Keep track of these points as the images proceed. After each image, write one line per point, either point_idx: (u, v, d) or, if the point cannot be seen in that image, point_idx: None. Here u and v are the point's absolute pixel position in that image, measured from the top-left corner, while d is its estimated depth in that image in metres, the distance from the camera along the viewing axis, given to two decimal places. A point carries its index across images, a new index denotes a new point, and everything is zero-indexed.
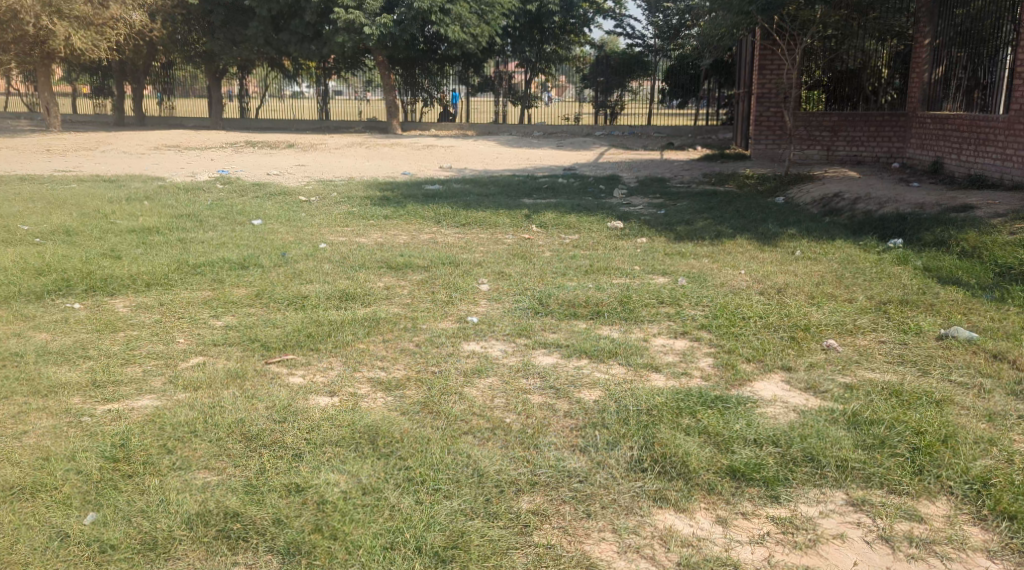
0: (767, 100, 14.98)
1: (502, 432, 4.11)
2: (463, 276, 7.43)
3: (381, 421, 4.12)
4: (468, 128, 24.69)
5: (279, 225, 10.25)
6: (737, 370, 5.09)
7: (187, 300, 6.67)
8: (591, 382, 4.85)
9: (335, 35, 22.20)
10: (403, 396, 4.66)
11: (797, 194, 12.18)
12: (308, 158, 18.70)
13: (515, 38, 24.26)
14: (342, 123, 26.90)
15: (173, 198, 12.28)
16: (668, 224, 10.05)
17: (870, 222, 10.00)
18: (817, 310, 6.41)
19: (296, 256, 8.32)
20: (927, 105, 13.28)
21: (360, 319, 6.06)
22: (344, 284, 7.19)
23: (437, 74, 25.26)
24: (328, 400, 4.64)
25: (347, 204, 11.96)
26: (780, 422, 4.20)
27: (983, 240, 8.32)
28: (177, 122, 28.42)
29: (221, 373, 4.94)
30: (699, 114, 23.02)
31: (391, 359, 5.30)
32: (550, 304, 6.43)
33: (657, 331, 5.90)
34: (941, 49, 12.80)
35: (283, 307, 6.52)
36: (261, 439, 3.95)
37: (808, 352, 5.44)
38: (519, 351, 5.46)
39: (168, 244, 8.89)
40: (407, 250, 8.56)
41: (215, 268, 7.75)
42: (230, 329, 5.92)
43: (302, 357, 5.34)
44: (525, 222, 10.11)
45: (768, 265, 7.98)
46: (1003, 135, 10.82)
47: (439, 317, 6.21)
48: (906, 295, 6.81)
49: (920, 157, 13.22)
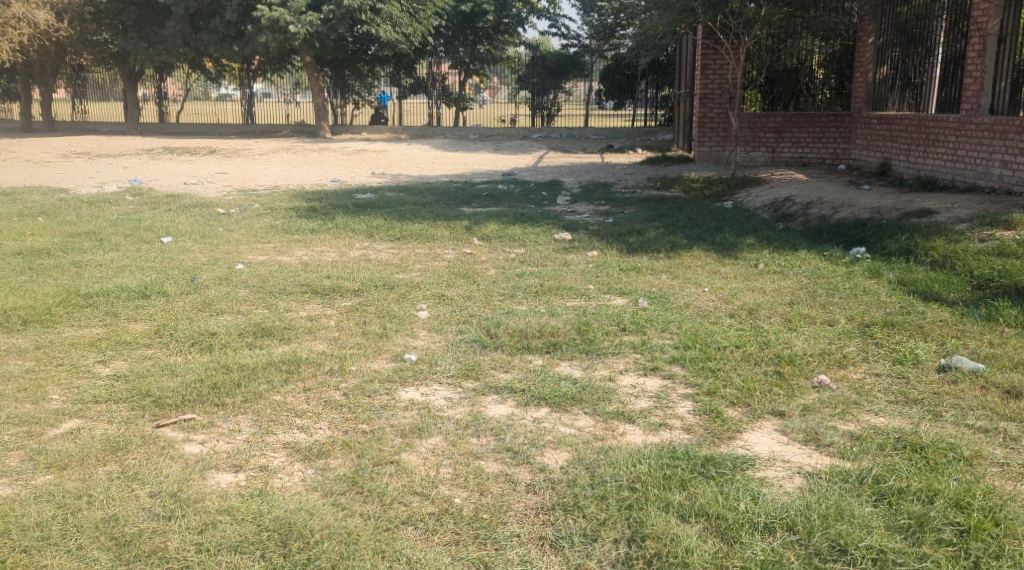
0: (711, 101, 14.35)
1: (451, 520, 3.37)
2: (399, 302, 6.56)
3: (298, 512, 3.38)
4: (400, 130, 23.69)
5: (193, 243, 9.20)
6: (724, 419, 4.32)
7: (71, 342, 5.68)
8: (555, 440, 4.03)
9: (257, 34, 20.92)
10: (325, 469, 3.80)
11: (747, 198, 11.58)
12: (230, 165, 17.56)
13: (448, 39, 23.38)
14: (267, 126, 25.68)
15: (73, 213, 11.12)
16: (618, 234, 9.30)
17: (828, 229, 9.39)
18: (798, 337, 5.68)
19: (207, 280, 7.35)
20: (873, 105, 12.79)
21: (277, 361, 5.14)
22: (261, 315, 6.27)
23: (367, 74, 24.18)
24: (233, 477, 3.76)
25: (270, 216, 10.96)
26: (788, 496, 3.48)
27: (954, 249, 7.74)
28: (89, 127, 26.90)
29: (97, 444, 4.06)
30: (636, 115, 22.47)
31: (314, 416, 4.41)
32: (498, 335, 5.59)
33: (623, 368, 5.10)
34: (885, 48, 12.29)
35: (185, 347, 5.58)
36: (137, 547, 3.22)
37: (800, 393, 4.71)
38: (466, 399, 4.61)
39: (60, 268, 7.85)
40: (336, 271, 7.61)
41: (110, 298, 6.73)
42: (116, 380, 4.97)
43: (203, 417, 4.42)
44: (465, 235, 9.28)
45: (731, 281, 7.26)
46: (954, 136, 10.32)
47: (372, 356, 5.32)
48: (890, 316, 6.13)
49: (867, 159, 12.74)
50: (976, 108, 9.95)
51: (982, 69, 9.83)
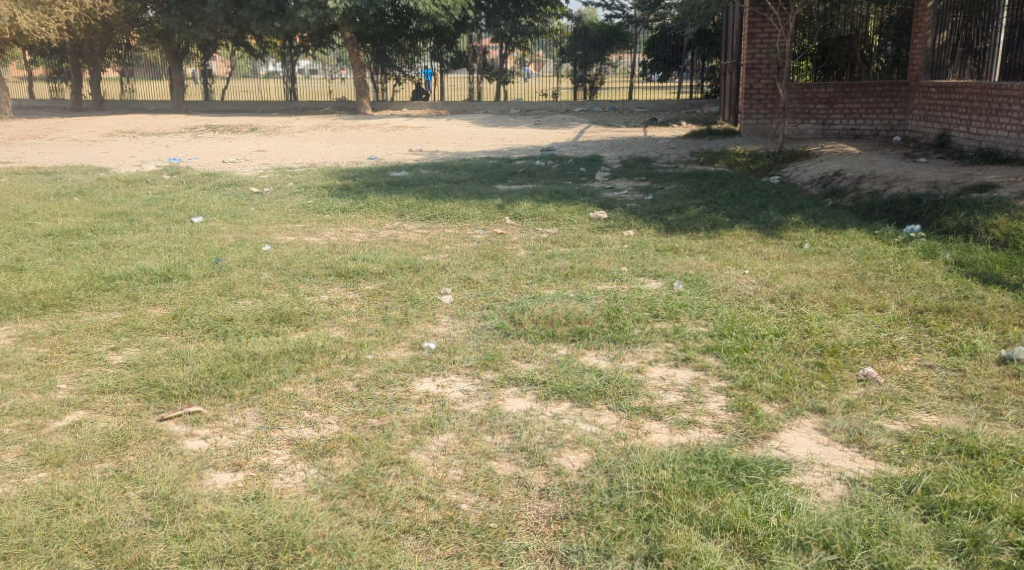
0: (759, 71, 13.79)
1: (455, 531, 3.16)
2: (423, 286, 6.32)
3: (292, 520, 3.20)
4: (441, 106, 23.40)
5: (222, 223, 9.06)
6: (759, 416, 4.01)
7: (86, 327, 5.53)
8: (574, 439, 3.76)
9: (297, 11, 20.71)
10: (328, 470, 3.57)
11: (794, 173, 11.12)
12: (270, 142, 17.47)
13: (489, 12, 22.86)
14: (309, 103, 25.58)
15: (108, 193, 11.06)
16: (657, 212, 8.95)
17: (879, 205, 8.92)
18: (843, 324, 5.31)
19: (231, 262, 7.18)
20: (930, 73, 12.18)
21: (291, 349, 4.91)
22: (281, 300, 6.07)
23: (409, 50, 23.91)
24: (231, 478, 3.56)
25: (303, 195, 10.77)
26: (824, 509, 3.20)
27: (1017, 226, 7.26)
28: (136, 106, 27.08)
29: (95, 439, 3.88)
30: (682, 87, 21.98)
31: (322, 410, 4.18)
32: (523, 322, 5.32)
33: (652, 359, 4.79)
34: (945, 13, 11.66)
35: (200, 333, 5.40)
36: (118, 557, 3.06)
37: (844, 386, 4.37)
38: (485, 392, 4.35)
39: (87, 250, 7.74)
40: (363, 253, 7.37)
41: (131, 282, 6.59)
42: (126, 369, 4.79)
43: (208, 410, 4.21)
44: (497, 214, 9.01)
45: (773, 263, 6.89)
46: (1018, 105, 9.74)
47: (390, 344, 5.08)
48: (946, 301, 5.73)
49: (925, 130, 12.15)
50: None
51: None
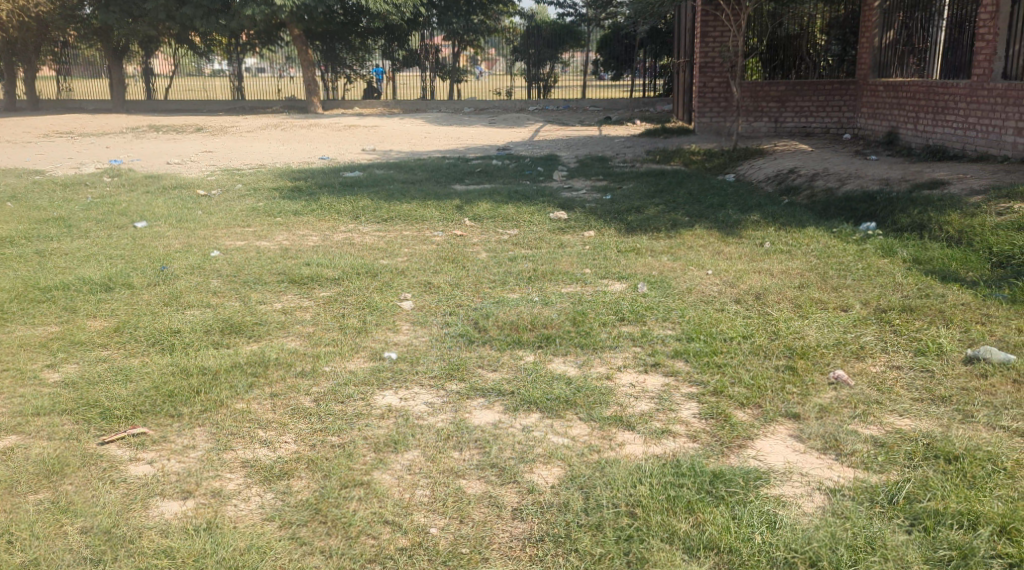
0: (712, 69, 13.77)
1: (424, 558, 3.01)
2: (381, 292, 6.11)
3: (247, 554, 3.03)
4: (392, 104, 23.09)
5: (167, 228, 8.73)
6: (733, 424, 3.90)
7: (20, 343, 5.24)
8: (545, 453, 3.60)
9: (242, 9, 20.28)
10: (286, 494, 3.37)
11: (750, 171, 11.11)
12: (216, 143, 17.07)
13: (441, 10, 22.56)
14: (257, 102, 25.09)
15: (45, 197, 10.65)
16: (616, 212, 8.85)
17: (835, 203, 8.92)
18: (809, 325, 5.22)
19: (177, 270, 6.90)
20: (878, 71, 12.25)
21: (243, 363, 4.68)
22: (231, 309, 5.82)
23: (359, 48, 23.57)
24: (179, 506, 3.34)
25: (252, 198, 10.46)
26: (807, 523, 3.10)
27: (970, 223, 7.26)
28: (76, 106, 26.32)
29: (30, 466, 3.63)
30: (635, 85, 21.96)
31: (278, 428, 3.97)
32: (486, 329, 5.15)
33: (621, 364, 4.66)
34: (891, 12, 11.73)
35: (145, 347, 5.14)
36: None
37: (816, 390, 4.28)
38: (449, 404, 4.17)
39: (23, 258, 7.39)
40: (317, 258, 7.13)
41: (71, 292, 6.28)
42: (64, 388, 4.53)
43: (154, 431, 3.98)
44: (455, 215, 8.81)
45: (735, 263, 6.81)
46: (965, 102, 9.81)
47: (348, 354, 4.86)
48: (909, 300, 5.67)
49: (874, 127, 12.23)
50: (988, 73, 9.45)
51: (995, 32, 9.31)
